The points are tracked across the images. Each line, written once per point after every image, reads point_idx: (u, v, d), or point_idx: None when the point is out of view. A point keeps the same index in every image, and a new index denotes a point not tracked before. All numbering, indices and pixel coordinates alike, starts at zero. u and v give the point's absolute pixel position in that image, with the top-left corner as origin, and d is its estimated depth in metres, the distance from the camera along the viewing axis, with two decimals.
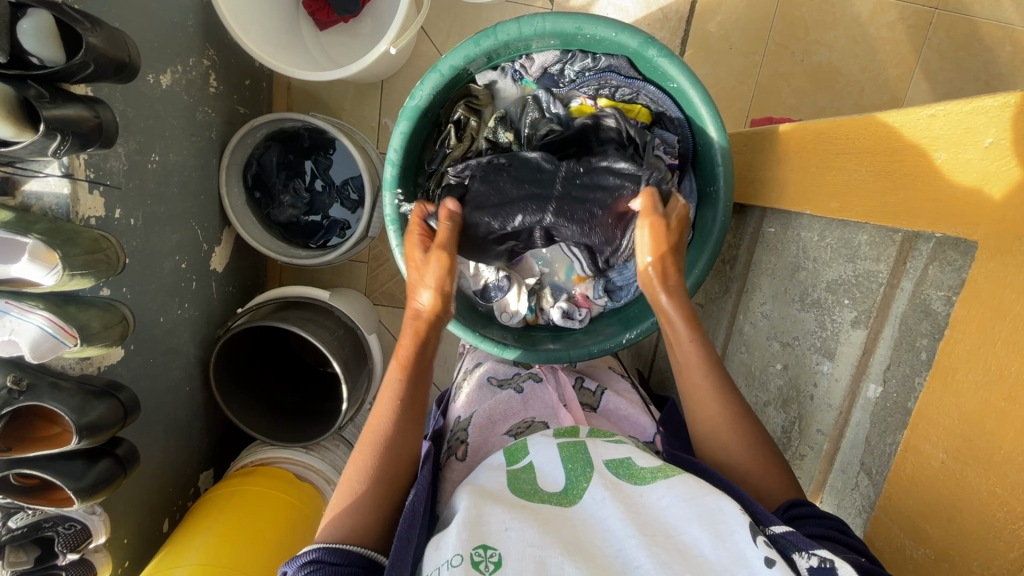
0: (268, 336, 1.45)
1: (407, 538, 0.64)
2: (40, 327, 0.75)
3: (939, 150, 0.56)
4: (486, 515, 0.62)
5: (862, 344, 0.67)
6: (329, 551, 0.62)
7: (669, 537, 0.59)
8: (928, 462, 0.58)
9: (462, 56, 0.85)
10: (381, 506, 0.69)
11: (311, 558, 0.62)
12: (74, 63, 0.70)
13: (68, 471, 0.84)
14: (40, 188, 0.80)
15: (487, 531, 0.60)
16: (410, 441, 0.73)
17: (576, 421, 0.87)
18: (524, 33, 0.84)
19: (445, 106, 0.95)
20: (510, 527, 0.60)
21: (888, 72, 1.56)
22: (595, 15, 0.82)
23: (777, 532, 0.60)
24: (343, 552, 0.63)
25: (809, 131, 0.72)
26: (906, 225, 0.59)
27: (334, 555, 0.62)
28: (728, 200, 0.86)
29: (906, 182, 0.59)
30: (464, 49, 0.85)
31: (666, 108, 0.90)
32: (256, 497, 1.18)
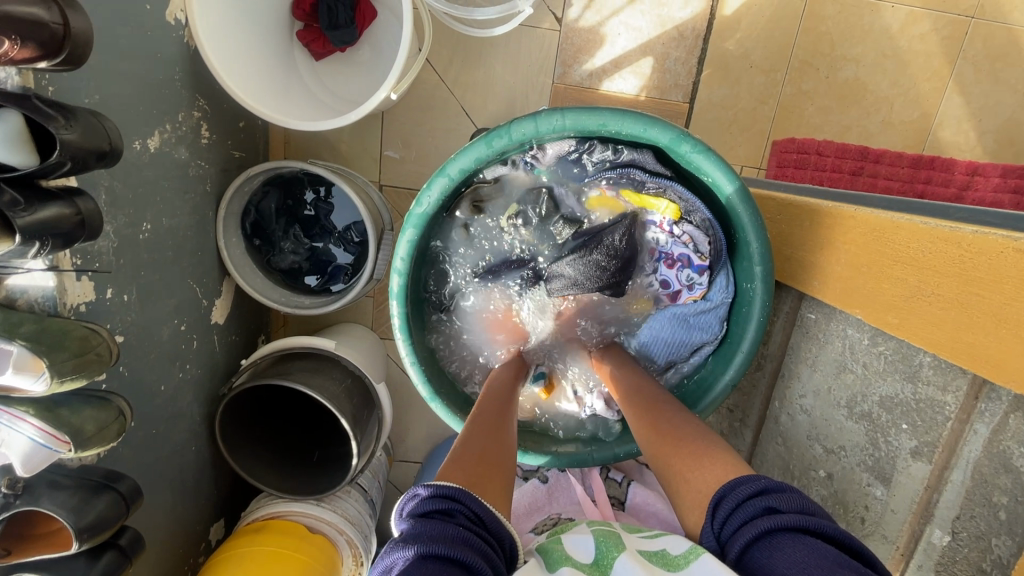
0: (277, 389, 1.40)
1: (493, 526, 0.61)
2: (31, 438, 0.71)
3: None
4: None
5: (924, 478, 0.63)
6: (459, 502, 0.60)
7: None
8: None
9: (473, 159, 0.78)
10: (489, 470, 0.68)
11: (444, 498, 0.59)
12: (48, 164, 0.64)
13: (70, 572, 0.80)
14: (24, 282, 0.74)
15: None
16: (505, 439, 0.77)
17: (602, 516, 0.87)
18: (541, 130, 0.76)
19: (450, 203, 0.92)
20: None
21: (919, 86, 1.47)
22: (620, 110, 0.75)
23: None
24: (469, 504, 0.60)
25: (866, 226, 0.65)
26: (985, 374, 0.53)
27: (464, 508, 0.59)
28: (768, 299, 0.79)
29: (990, 325, 0.52)
30: (475, 150, 0.77)
31: (696, 205, 0.85)
32: (268, 557, 1.15)
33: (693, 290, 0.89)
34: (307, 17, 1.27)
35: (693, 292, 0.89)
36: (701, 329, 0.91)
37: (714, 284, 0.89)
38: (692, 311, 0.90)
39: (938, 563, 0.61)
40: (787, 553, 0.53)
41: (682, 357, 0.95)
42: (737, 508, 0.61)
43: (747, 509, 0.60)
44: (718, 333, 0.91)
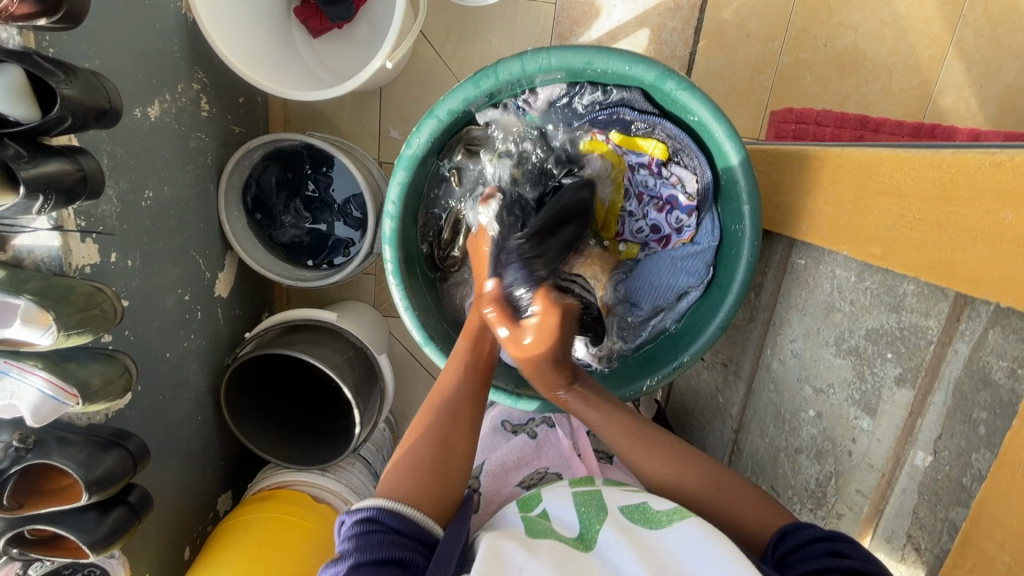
0: (278, 362, 1.42)
1: (452, 543, 0.63)
2: (39, 390, 0.73)
3: (1004, 210, 0.49)
4: (506, 558, 0.58)
5: (908, 405, 0.62)
6: (386, 514, 0.61)
7: None
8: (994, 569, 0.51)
9: (461, 99, 0.78)
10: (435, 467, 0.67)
11: (369, 518, 0.61)
12: (51, 118, 0.66)
13: (81, 525, 0.83)
14: (30, 242, 0.77)
15: (503, 569, 0.57)
16: (469, 412, 0.72)
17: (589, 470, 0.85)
18: (528, 70, 0.76)
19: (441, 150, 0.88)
20: (525, 567, 0.57)
21: (919, 53, 1.45)
22: (605, 47, 0.74)
23: None
24: (403, 518, 0.61)
25: (851, 162, 0.66)
26: (962, 288, 0.53)
27: (394, 519, 0.61)
28: (756, 240, 0.78)
29: (968, 240, 0.52)
30: (462, 92, 0.78)
31: (685, 144, 0.83)
32: (273, 524, 1.17)
33: (682, 233, 0.89)
34: None
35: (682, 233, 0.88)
36: (687, 272, 0.89)
37: (701, 226, 0.87)
38: (681, 255, 0.89)
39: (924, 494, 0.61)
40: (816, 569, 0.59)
41: (668, 304, 0.92)
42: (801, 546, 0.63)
43: (811, 549, 0.61)
44: (705, 277, 0.88)
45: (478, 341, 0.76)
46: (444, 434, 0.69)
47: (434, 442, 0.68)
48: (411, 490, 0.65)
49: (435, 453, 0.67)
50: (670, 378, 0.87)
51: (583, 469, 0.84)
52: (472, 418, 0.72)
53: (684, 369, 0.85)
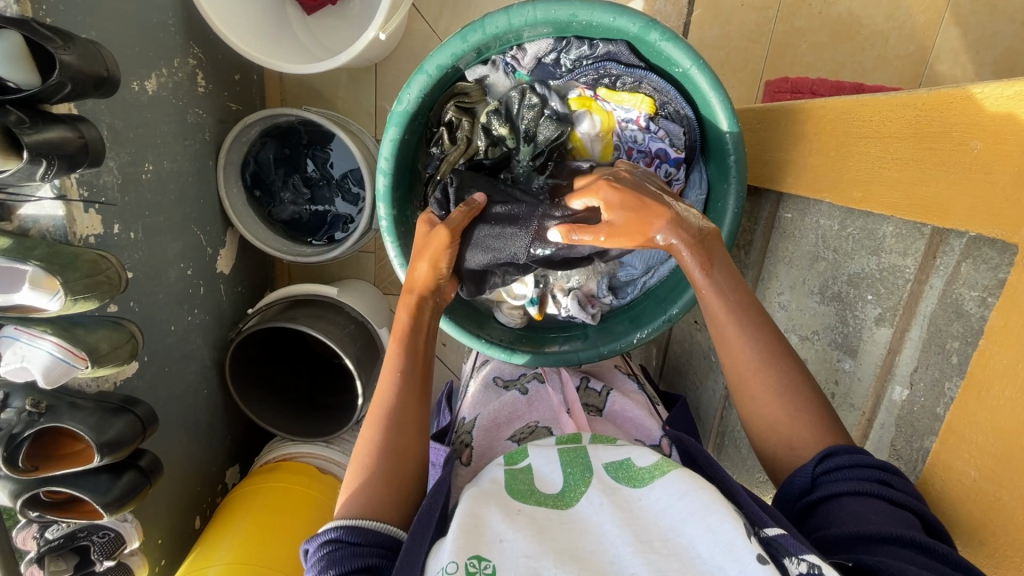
0: (281, 337, 1.44)
1: (427, 519, 0.63)
2: (50, 353, 0.76)
3: (974, 138, 0.50)
4: (484, 524, 0.60)
5: (887, 343, 0.63)
6: (348, 531, 0.60)
7: (667, 543, 0.56)
8: (960, 479, 0.55)
9: (449, 54, 0.78)
10: (393, 473, 0.66)
11: (331, 537, 0.59)
12: (50, 84, 0.68)
13: (94, 487, 0.86)
14: (35, 212, 0.80)
15: (483, 541, 0.58)
16: (415, 401, 0.70)
17: (578, 426, 0.83)
18: (514, 24, 0.76)
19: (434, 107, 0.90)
20: (505, 537, 0.58)
21: (914, 18, 1.45)
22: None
23: (770, 535, 0.56)
24: (361, 531, 0.60)
25: (832, 111, 0.67)
26: (937, 222, 0.54)
27: (352, 535, 0.60)
28: (741, 191, 0.79)
29: (942, 175, 0.53)
30: (451, 47, 0.78)
31: (672, 96, 0.83)
32: (280, 493, 1.21)
33: (671, 187, 0.88)
34: None
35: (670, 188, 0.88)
36: None
37: (689, 179, 0.88)
38: None
39: (901, 429, 0.63)
40: (851, 509, 0.57)
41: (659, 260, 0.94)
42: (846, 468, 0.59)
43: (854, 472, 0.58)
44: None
45: (409, 343, 0.73)
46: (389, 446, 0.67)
47: (381, 453, 0.66)
48: (366, 502, 0.63)
49: (388, 467, 0.65)
50: (660, 331, 0.92)
51: (572, 424, 0.82)
52: (419, 406, 0.70)
53: (675, 321, 0.90)
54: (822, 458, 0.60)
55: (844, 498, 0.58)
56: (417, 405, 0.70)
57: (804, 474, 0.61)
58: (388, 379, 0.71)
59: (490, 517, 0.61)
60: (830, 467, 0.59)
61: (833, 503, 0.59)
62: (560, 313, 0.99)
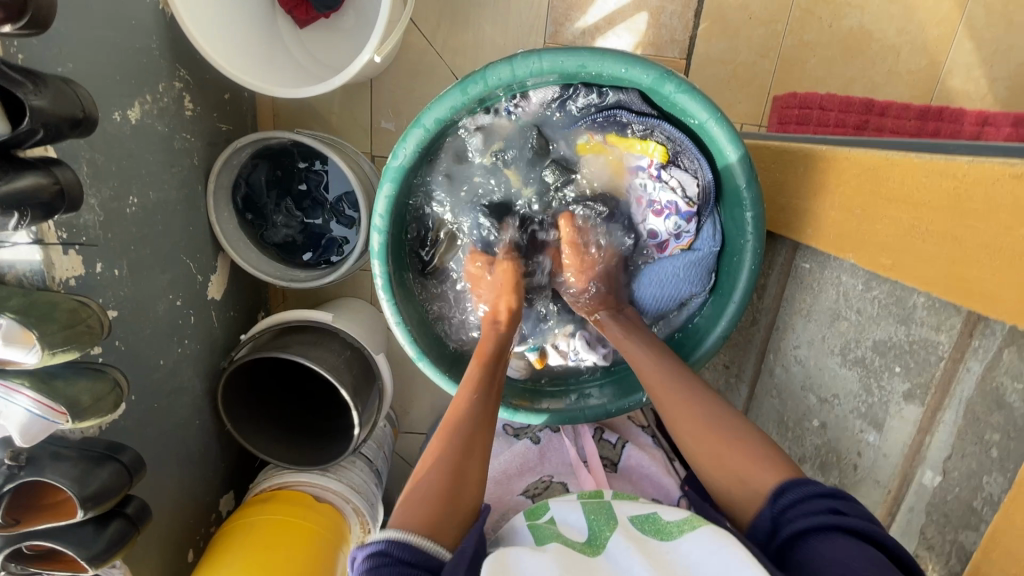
0: (274, 364, 1.39)
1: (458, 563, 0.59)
2: (28, 410, 0.72)
3: (1022, 226, 0.46)
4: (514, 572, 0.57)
5: (917, 422, 0.60)
6: (396, 544, 0.58)
7: None
8: None
9: (449, 107, 0.74)
10: (446, 496, 0.63)
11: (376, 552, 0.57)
12: (21, 131, 0.63)
13: (78, 540, 0.82)
14: (10, 256, 0.75)
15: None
16: (484, 429, 0.70)
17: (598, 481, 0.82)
18: (518, 75, 0.72)
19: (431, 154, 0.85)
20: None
21: (927, 33, 1.40)
22: (601, 50, 0.71)
23: None
24: (414, 549, 0.57)
25: (858, 164, 0.63)
26: (977, 308, 0.50)
27: (402, 549, 0.57)
28: (758, 250, 0.75)
29: (981, 257, 0.50)
30: (451, 99, 0.74)
31: (684, 146, 0.80)
32: (276, 526, 1.17)
33: (681, 239, 0.84)
34: None
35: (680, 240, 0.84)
36: (690, 279, 0.86)
37: (701, 231, 0.84)
38: (682, 261, 0.85)
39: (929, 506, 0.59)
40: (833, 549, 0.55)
41: (671, 310, 0.90)
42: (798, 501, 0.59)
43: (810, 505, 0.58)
44: (707, 284, 0.86)
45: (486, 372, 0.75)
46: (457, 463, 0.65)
47: (445, 470, 0.65)
48: (423, 519, 0.61)
49: (439, 495, 0.63)
50: None
51: (589, 479, 0.81)
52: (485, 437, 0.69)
53: None
54: (777, 496, 0.61)
55: (811, 539, 0.57)
56: (488, 432, 0.69)
57: (765, 517, 0.61)
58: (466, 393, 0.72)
59: (520, 560, 0.59)
60: (785, 502, 0.60)
61: (805, 548, 0.57)
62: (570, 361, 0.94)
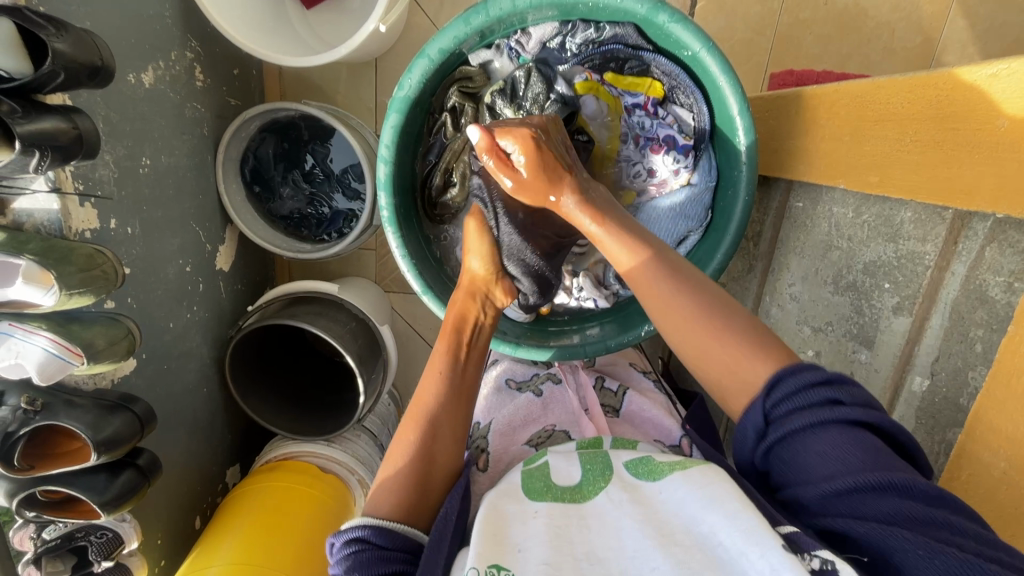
0: (280, 336, 1.42)
1: (443, 529, 0.61)
2: (45, 349, 0.74)
3: (999, 117, 0.49)
4: (506, 531, 0.57)
5: (906, 333, 0.61)
6: (376, 532, 0.59)
7: (686, 537, 0.53)
8: (990, 475, 0.52)
9: (452, 37, 0.77)
10: (419, 476, 0.64)
11: (356, 537, 0.59)
12: (43, 73, 0.67)
13: (91, 486, 0.85)
14: (29, 206, 0.78)
15: (504, 550, 0.55)
16: (457, 411, 0.69)
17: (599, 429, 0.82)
18: (518, 6, 0.75)
19: (436, 93, 0.88)
20: (523, 546, 0.55)
21: (920, 9, 1.36)
22: None
23: (786, 531, 0.52)
24: (391, 535, 0.59)
25: (848, 95, 0.65)
26: (959, 205, 0.53)
27: (382, 537, 0.59)
28: (752, 178, 0.78)
29: (963, 157, 0.52)
30: (454, 30, 0.77)
31: (680, 80, 0.82)
32: (283, 492, 1.18)
33: (680, 175, 0.86)
34: None
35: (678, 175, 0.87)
36: (685, 216, 0.87)
37: (698, 168, 0.86)
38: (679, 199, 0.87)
39: (920, 414, 0.61)
40: (826, 441, 0.53)
41: None
42: (793, 393, 0.56)
43: (805, 399, 0.55)
44: (703, 220, 0.87)
45: (453, 345, 0.73)
46: (428, 446, 0.66)
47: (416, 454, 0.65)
48: (395, 506, 0.62)
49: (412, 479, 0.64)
50: None
51: (592, 428, 0.81)
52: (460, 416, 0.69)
53: None
54: (766, 394, 0.57)
55: (804, 436, 0.55)
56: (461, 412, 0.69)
57: (757, 413, 0.58)
58: (434, 378, 0.70)
59: (509, 518, 0.59)
60: (776, 401, 0.56)
61: (792, 443, 0.55)
62: (569, 302, 0.99)
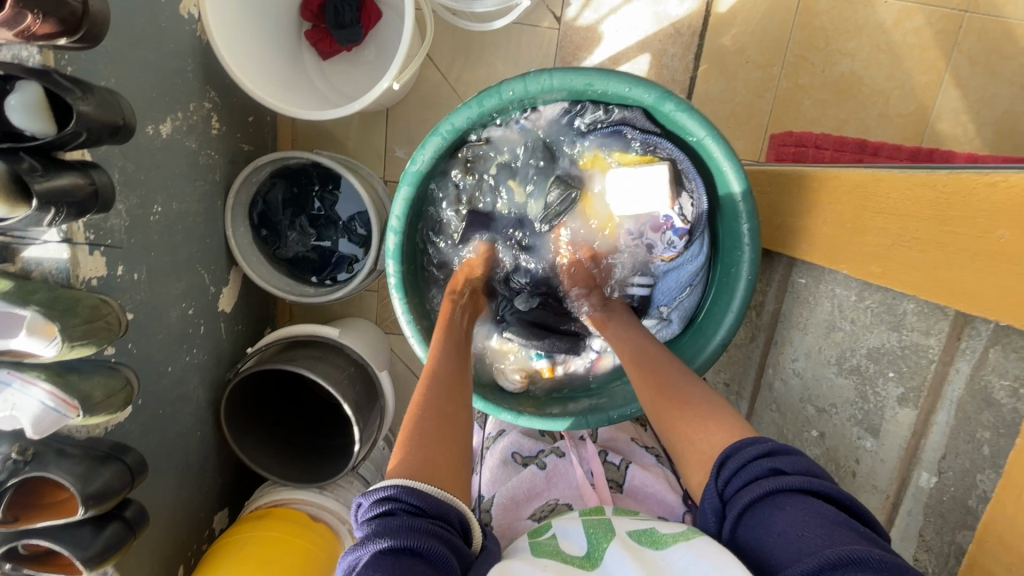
0: (278, 376, 1.41)
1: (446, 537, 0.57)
2: (42, 401, 0.74)
3: (1001, 230, 0.51)
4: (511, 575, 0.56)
5: (911, 425, 0.62)
6: (406, 492, 0.56)
7: None
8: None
9: (464, 119, 0.79)
10: (442, 449, 0.64)
11: (387, 496, 0.56)
12: (66, 133, 0.69)
13: (75, 540, 0.82)
14: (39, 254, 0.79)
15: None
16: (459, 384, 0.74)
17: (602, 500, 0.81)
18: (531, 90, 0.78)
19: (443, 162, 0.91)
20: None
21: (915, 80, 1.40)
22: (605, 69, 0.76)
23: None
24: (422, 497, 0.56)
25: (849, 183, 0.67)
26: (962, 307, 0.54)
27: (414, 496, 0.56)
28: (756, 258, 0.80)
29: (964, 256, 0.54)
30: (467, 111, 0.79)
31: (684, 164, 0.85)
32: (270, 543, 1.14)
33: (671, 251, 0.91)
34: (314, 17, 1.30)
35: (663, 252, 0.92)
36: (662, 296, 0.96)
37: (690, 247, 0.90)
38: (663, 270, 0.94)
39: (929, 509, 0.60)
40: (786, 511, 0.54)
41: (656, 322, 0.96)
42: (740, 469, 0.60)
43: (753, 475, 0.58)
44: (686, 306, 0.93)
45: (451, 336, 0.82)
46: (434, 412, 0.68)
47: (430, 418, 0.67)
48: (416, 470, 0.60)
49: (433, 431, 0.65)
50: None
51: (597, 501, 0.79)
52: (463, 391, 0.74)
53: None
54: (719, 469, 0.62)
55: (761, 506, 0.56)
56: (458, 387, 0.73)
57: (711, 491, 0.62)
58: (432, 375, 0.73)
59: (516, 571, 0.57)
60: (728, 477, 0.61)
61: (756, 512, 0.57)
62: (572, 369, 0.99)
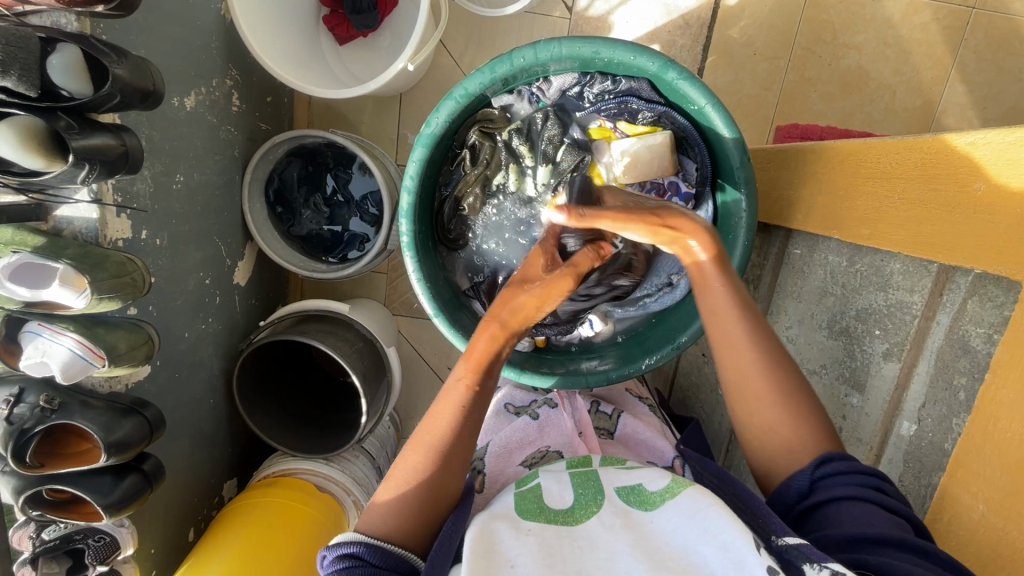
0: (289, 348, 1.46)
1: (445, 548, 0.63)
2: (71, 349, 0.78)
3: (978, 181, 0.54)
4: (496, 541, 0.59)
5: (895, 378, 0.65)
6: (369, 549, 0.62)
7: (680, 560, 0.56)
8: (969, 514, 0.55)
9: (477, 84, 0.83)
10: (423, 509, 0.66)
11: (350, 553, 0.62)
12: (102, 94, 0.73)
13: (96, 487, 0.86)
14: (70, 213, 0.83)
15: (495, 564, 0.56)
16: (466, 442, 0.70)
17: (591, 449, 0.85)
18: (541, 58, 0.82)
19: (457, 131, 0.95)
20: (516, 563, 0.56)
21: (922, 75, 1.42)
22: (612, 38, 0.80)
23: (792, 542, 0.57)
24: (385, 555, 0.62)
25: (841, 153, 0.71)
26: (943, 261, 0.57)
27: (374, 555, 0.62)
28: (751, 223, 0.83)
29: (945, 213, 0.57)
30: (480, 77, 0.83)
31: (689, 133, 0.89)
32: (278, 508, 1.18)
33: None
34: (333, 2, 1.35)
35: None
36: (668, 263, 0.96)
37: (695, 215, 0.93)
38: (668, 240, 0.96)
39: (907, 456, 0.64)
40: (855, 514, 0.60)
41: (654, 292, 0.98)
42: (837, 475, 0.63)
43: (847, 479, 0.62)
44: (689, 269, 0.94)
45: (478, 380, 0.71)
46: (434, 474, 0.67)
47: (423, 485, 0.67)
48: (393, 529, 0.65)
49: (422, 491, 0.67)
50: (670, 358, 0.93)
51: (586, 449, 0.83)
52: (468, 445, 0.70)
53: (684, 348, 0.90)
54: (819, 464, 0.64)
55: (840, 503, 0.61)
56: (466, 448, 0.69)
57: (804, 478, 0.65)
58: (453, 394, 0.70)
59: (500, 536, 0.60)
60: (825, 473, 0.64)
61: (830, 508, 0.62)
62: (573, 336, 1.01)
